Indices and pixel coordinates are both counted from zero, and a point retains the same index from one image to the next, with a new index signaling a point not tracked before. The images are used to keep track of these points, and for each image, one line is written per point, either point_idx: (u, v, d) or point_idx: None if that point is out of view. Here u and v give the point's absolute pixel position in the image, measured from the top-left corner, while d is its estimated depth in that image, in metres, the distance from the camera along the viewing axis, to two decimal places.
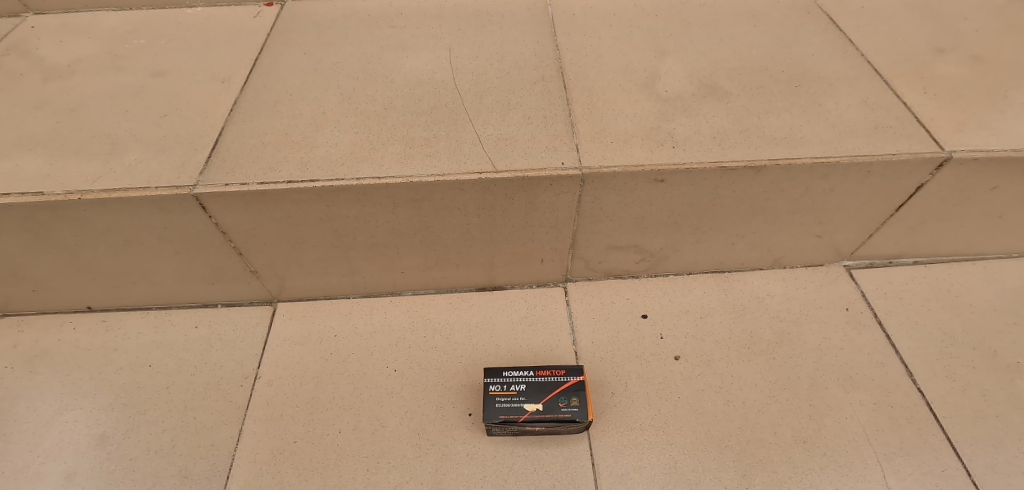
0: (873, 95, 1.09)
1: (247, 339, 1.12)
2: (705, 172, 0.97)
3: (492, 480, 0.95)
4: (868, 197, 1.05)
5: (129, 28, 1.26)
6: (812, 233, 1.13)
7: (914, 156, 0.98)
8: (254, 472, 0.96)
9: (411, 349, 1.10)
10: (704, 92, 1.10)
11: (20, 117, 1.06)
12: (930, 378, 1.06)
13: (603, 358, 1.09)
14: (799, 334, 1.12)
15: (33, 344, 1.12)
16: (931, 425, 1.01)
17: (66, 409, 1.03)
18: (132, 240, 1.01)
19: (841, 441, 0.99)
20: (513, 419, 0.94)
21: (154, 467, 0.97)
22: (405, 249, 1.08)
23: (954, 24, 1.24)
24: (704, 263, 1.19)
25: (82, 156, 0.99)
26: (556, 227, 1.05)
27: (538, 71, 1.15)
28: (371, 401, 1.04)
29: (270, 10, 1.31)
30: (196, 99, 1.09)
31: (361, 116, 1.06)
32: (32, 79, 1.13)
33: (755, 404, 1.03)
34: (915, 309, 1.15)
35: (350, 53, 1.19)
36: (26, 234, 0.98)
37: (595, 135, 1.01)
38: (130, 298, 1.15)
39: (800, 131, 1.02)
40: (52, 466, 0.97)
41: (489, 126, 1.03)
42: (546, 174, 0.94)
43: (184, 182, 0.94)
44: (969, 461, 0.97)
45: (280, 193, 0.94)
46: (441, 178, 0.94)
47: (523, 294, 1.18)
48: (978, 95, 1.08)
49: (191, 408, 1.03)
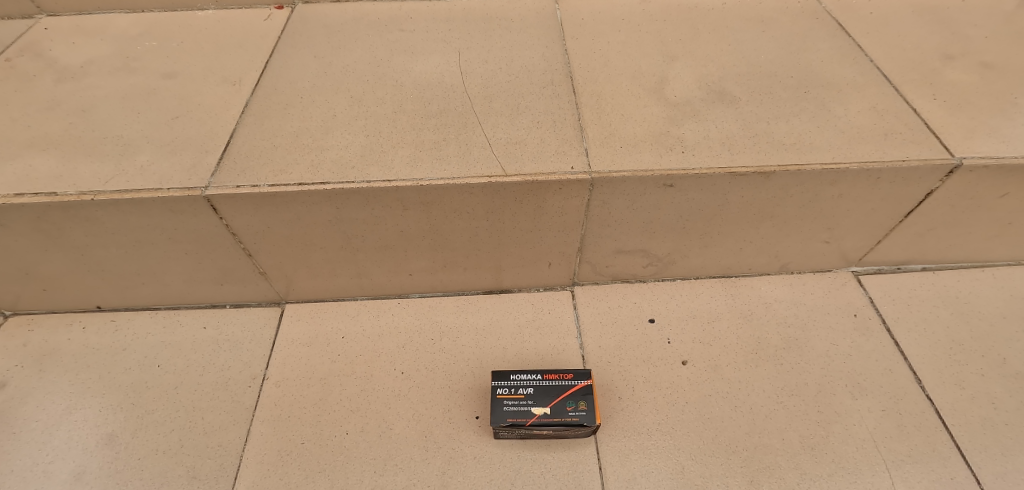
0: (882, 102, 1.08)
1: (255, 340, 1.13)
2: (713, 177, 0.97)
3: (499, 483, 0.95)
4: (877, 203, 1.05)
5: (141, 30, 1.27)
6: (819, 239, 1.13)
7: (924, 163, 0.98)
8: (262, 474, 0.96)
9: (418, 351, 1.11)
10: (713, 97, 1.10)
11: (33, 118, 1.07)
12: (939, 386, 1.06)
13: (609, 362, 1.08)
14: (806, 340, 1.12)
15: (42, 343, 1.12)
16: (940, 433, 1.00)
17: (75, 409, 1.03)
18: (142, 240, 1.01)
19: (849, 448, 0.99)
20: (520, 423, 0.94)
21: (161, 467, 0.97)
22: (413, 252, 1.08)
23: (963, 31, 1.23)
24: (710, 268, 1.19)
25: (94, 157, 1.00)
26: (564, 231, 1.05)
27: (547, 75, 1.15)
28: (378, 403, 1.04)
29: (280, 13, 1.31)
30: (207, 101, 1.10)
31: (370, 119, 1.07)
32: (44, 81, 1.14)
33: (761, 410, 1.03)
34: (923, 316, 1.15)
35: (360, 56, 1.20)
36: (38, 234, 0.98)
37: (603, 140, 1.01)
38: (138, 298, 1.15)
39: (809, 137, 1.02)
40: (60, 465, 0.97)
41: (498, 131, 1.04)
42: (555, 178, 0.95)
43: (196, 184, 0.95)
44: (978, 469, 0.96)
45: (290, 195, 0.94)
46: (451, 181, 0.95)
47: (530, 298, 1.18)
48: (987, 102, 1.08)
49: (199, 409, 1.04)
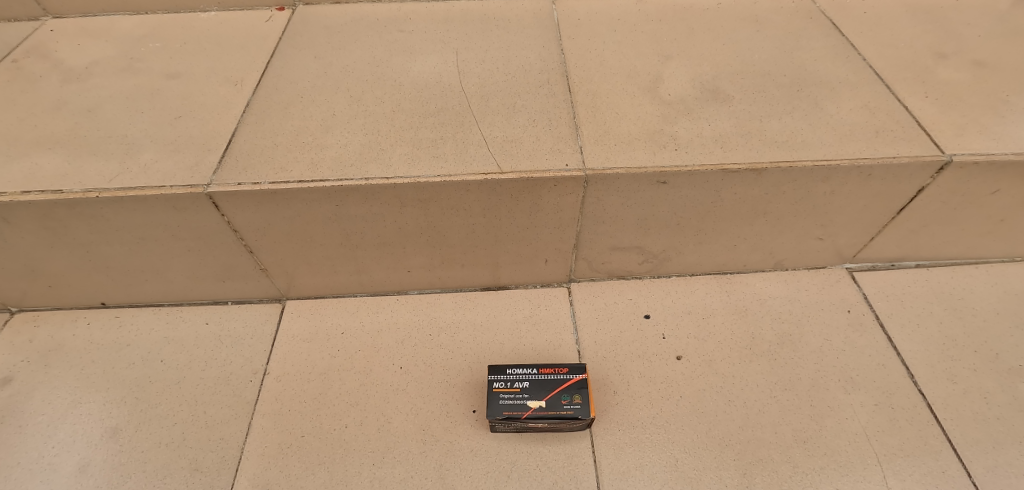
0: (874, 100, 1.10)
1: (256, 336, 1.15)
2: (706, 174, 0.98)
3: (496, 476, 0.97)
4: (869, 200, 1.06)
5: (144, 31, 1.29)
6: (813, 236, 1.14)
7: (914, 160, 0.99)
8: (262, 466, 0.98)
9: (417, 346, 1.12)
10: (707, 96, 1.11)
11: (40, 117, 1.09)
12: (931, 381, 1.07)
13: (605, 357, 1.10)
14: (800, 336, 1.13)
15: (47, 339, 1.14)
16: (932, 427, 1.01)
17: (80, 403, 1.05)
18: (146, 237, 1.03)
19: (841, 441, 1.00)
20: (515, 416, 0.95)
21: (164, 460, 0.99)
22: (411, 248, 1.10)
23: (957, 30, 1.24)
24: (705, 265, 1.21)
25: (99, 156, 1.02)
26: (560, 227, 1.06)
27: (543, 74, 1.17)
28: (377, 398, 1.06)
29: (281, 15, 1.34)
30: (209, 101, 1.12)
31: (369, 117, 1.09)
32: (50, 82, 1.17)
33: (755, 404, 1.04)
34: (916, 312, 1.16)
35: (359, 56, 1.22)
36: (45, 231, 1.00)
37: (598, 137, 1.03)
38: (142, 295, 1.18)
39: (801, 134, 1.03)
40: (66, 457, 0.99)
41: (495, 129, 1.06)
42: (550, 175, 0.96)
43: (198, 182, 0.97)
44: (969, 463, 0.97)
45: (290, 192, 0.96)
46: (448, 178, 0.96)
47: (527, 294, 1.20)
48: (979, 100, 1.09)
49: (201, 403, 1.05)
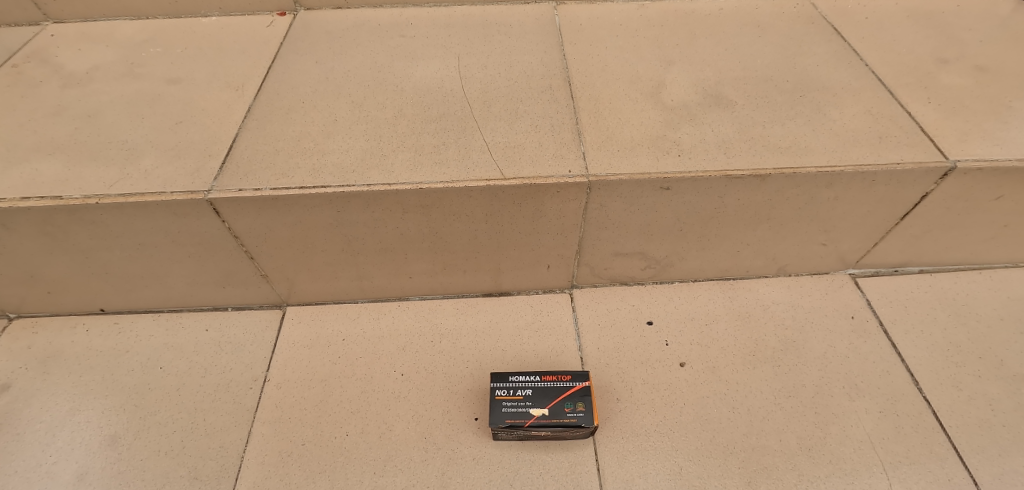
0: (877, 105, 1.10)
1: (257, 343, 1.14)
2: (710, 180, 0.98)
3: (498, 484, 0.96)
4: (872, 205, 1.06)
5: (146, 37, 1.29)
6: (816, 241, 1.14)
7: (918, 166, 0.99)
8: (263, 475, 0.97)
9: (418, 353, 1.12)
10: (709, 101, 1.11)
11: (40, 123, 1.09)
12: (936, 387, 1.06)
13: (608, 364, 1.09)
14: (803, 342, 1.13)
15: (46, 345, 1.13)
16: (937, 434, 1.01)
17: (78, 410, 1.05)
18: (146, 243, 1.02)
19: (846, 449, 0.99)
20: (519, 424, 0.94)
21: (164, 468, 0.98)
22: (413, 255, 1.09)
23: (959, 36, 1.24)
24: (708, 270, 1.20)
25: (99, 162, 1.02)
26: (562, 233, 1.06)
27: (545, 80, 1.16)
28: (378, 405, 1.05)
29: (282, 20, 1.33)
30: (210, 106, 1.12)
31: (371, 123, 1.08)
32: (51, 86, 1.16)
33: (759, 411, 1.04)
34: (920, 318, 1.15)
35: (361, 62, 1.22)
36: (45, 237, 1.00)
37: (601, 143, 1.03)
38: (142, 301, 1.17)
39: (805, 140, 1.03)
40: (64, 465, 0.98)
41: (497, 135, 1.05)
42: (553, 181, 0.96)
43: (199, 188, 0.96)
44: (976, 471, 0.97)
45: (291, 198, 0.95)
46: (451, 185, 0.96)
47: (529, 300, 1.19)
48: (982, 105, 1.09)
49: (201, 410, 1.05)
